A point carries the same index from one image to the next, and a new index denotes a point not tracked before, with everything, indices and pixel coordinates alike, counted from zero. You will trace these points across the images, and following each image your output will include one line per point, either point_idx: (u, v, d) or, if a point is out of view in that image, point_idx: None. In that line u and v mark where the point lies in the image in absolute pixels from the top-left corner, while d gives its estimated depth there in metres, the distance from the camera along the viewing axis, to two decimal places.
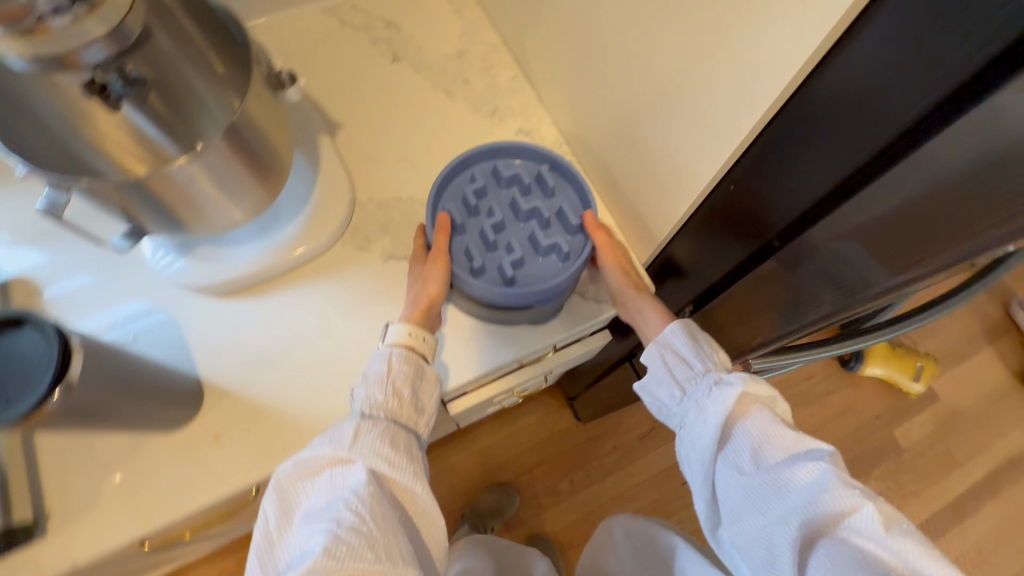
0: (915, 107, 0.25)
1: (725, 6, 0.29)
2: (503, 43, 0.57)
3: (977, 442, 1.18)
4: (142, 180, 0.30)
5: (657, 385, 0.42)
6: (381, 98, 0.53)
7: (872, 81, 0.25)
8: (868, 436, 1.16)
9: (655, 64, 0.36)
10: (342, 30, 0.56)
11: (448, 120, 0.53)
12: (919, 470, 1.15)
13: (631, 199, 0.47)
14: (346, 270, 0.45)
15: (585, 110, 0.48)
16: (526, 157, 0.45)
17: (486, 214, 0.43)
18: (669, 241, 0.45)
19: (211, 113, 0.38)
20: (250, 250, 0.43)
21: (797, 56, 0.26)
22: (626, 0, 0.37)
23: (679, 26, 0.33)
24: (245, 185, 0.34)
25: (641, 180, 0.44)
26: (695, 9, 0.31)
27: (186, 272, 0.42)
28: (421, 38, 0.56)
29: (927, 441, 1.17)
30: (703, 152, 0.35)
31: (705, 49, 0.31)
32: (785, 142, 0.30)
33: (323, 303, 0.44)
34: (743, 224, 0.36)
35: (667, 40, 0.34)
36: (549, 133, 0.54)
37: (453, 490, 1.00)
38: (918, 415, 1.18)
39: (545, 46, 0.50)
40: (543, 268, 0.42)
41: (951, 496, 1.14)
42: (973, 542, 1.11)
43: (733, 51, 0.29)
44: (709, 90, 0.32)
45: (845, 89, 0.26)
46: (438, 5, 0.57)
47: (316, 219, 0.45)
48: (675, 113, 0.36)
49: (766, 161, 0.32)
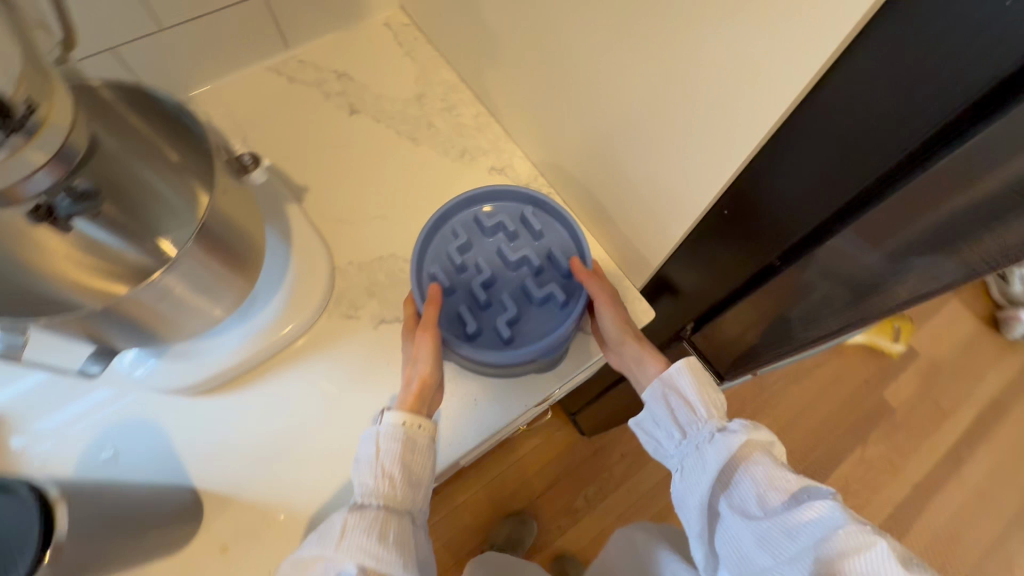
0: (915, 136, 0.25)
1: (703, 41, 0.29)
2: (461, 80, 0.56)
3: (961, 390, 1.23)
4: (111, 307, 0.28)
5: (657, 425, 0.42)
6: (344, 151, 0.51)
7: (866, 108, 0.25)
8: (862, 402, 1.19)
9: (631, 97, 0.36)
10: (292, 87, 0.54)
11: (416, 166, 0.52)
12: (913, 426, 1.18)
13: (621, 230, 0.46)
14: (336, 343, 0.43)
15: (557, 140, 0.48)
16: (506, 203, 0.45)
17: (474, 269, 0.43)
18: (669, 266, 0.44)
19: (172, 210, 0.37)
20: (230, 342, 0.40)
21: (787, 89, 0.26)
22: (592, 36, 0.36)
23: (653, 60, 0.32)
24: (221, 283, 0.33)
25: (629, 211, 0.44)
26: (669, 44, 0.31)
27: (166, 377, 0.39)
28: (377, 85, 0.55)
29: (915, 397, 1.21)
30: (695, 182, 0.35)
31: (686, 83, 0.31)
32: (779, 166, 0.30)
33: (318, 380, 0.42)
34: (741, 246, 0.37)
35: (642, 74, 0.34)
36: (523, 167, 0.53)
37: (468, 528, 0.97)
38: (903, 374, 1.22)
39: (506, 81, 0.50)
40: (540, 317, 0.42)
41: (946, 446, 1.17)
42: (974, 487, 1.15)
43: (717, 85, 0.29)
44: (694, 122, 0.32)
45: (838, 117, 0.26)
46: (389, 50, 0.57)
47: (297, 294, 0.42)
48: (659, 145, 0.36)
49: (759, 186, 0.32)
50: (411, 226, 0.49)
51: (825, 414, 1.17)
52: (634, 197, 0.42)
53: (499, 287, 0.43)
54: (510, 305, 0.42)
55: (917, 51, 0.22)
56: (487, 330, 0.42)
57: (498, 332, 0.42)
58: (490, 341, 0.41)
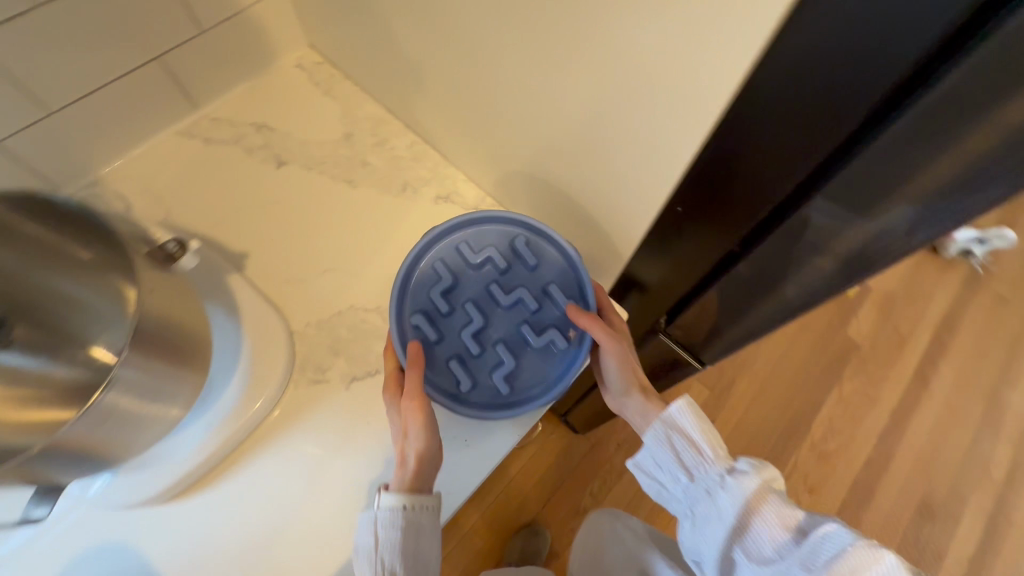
0: (855, 109, 0.25)
1: (643, 38, 0.29)
2: (388, 111, 0.54)
3: (914, 314, 1.30)
4: (48, 446, 0.26)
5: (660, 469, 0.42)
6: (280, 205, 0.49)
7: (805, 90, 0.25)
8: (830, 343, 1.24)
9: (576, 103, 0.36)
10: (209, 148, 0.51)
11: (362, 206, 0.50)
12: (879, 356, 1.24)
13: (587, 234, 0.47)
14: (312, 412, 0.41)
15: (499, 156, 0.48)
16: (492, 233, 0.43)
17: (463, 314, 0.42)
18: (636, 264, 0.45)
19: (86, 316, 0.39)
20: (194, 438, 0.37)
21: (731, 76, 0.27)
22: (524, 49, 0.36)
23: (594, 63, 0.33)
24: (168, 384, 0.31)
25: (591, 215, 0.44)
26: (608, 45, 0.31)
27: (128, 494, 0.36)
28: (299, 131, 0.53)
29: (876, 328, 1.27)
30: (653, 175, 0.36)
31: (631, 81, 0.32)
32: (729, 156, 0.31)
33: (299, 458, 0.40)
34: (700, 238, 0.38)
35: (583, 78, 0.34)
36: (469, 193, 0.52)
37: (482, 552, 0.95)
38: (861, 309, 1.28)
39: (435, 106, 0.49)
40: (539, 365, 0.43)
41: (912, 368, 1.24)
42: (943, 401, 1.22)
43: (663, 80, 0.30)
44: (646, 117, 0.33)
45: (779, 100, 0.27)
46: (306, 93, 0.55)
47: (259, 370, 0.40)
48: (613, 145, 0.37)
49: (711, 178, 0.33)
50: (365, 274, 0.47)
51: (798, 362, 1.21)
52: (601, 197, 0.42)
53: (495, 331, 0.42)
54: (508, 355, 0.42)
55: (848, 26, 0.23)
56: (489, 385, 0.42)
57: (495, 383, 0.42)
58: (488, 394, 0.42)
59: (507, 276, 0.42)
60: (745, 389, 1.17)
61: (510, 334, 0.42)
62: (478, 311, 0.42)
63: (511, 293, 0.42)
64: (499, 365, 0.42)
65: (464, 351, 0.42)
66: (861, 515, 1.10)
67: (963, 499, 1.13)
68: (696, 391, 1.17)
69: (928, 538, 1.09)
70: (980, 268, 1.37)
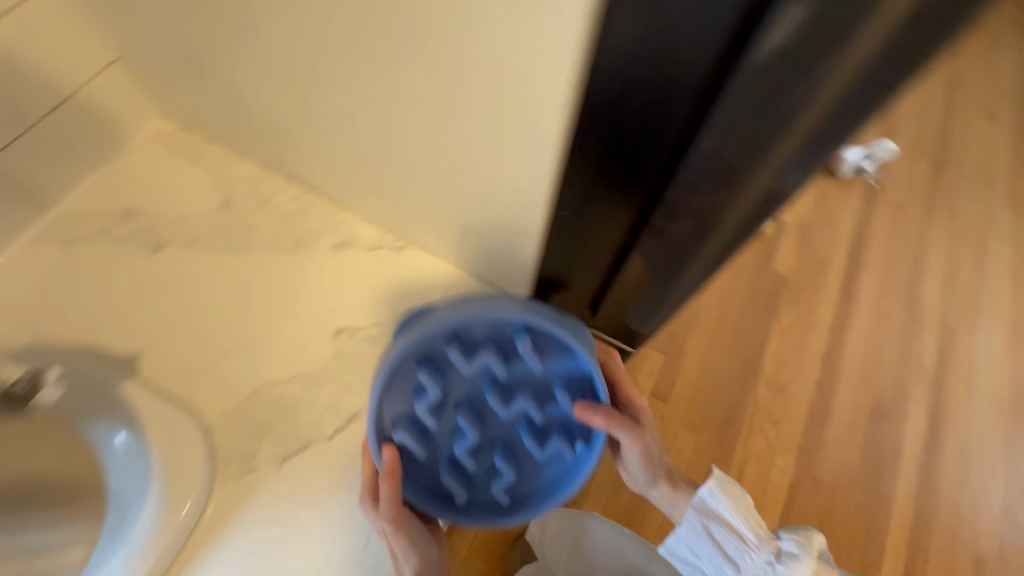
0: (704, 42, 0.31)
1: (479, 24, 0.37)
2: (261, 171, 0.69)
3: (829, 237, 1.39)
4: None
5: (704, 554, 0.58)
6: (179, 288, 0.64)
7: (658, 31, 0.31)
8: (761, 282, 1.31)
9: (443, 99, 0.44)
10: (91, 246, 0.64)
11: (261, 268, 0.65)
12: (807, 283, 1.32)
13: (501, 215, 0.53)
14: (244, 504, 0.56)
15: (392, 168, 0.55)
16: (482, 343, 0.49)
17: (452, 424, 0.50)
18: (563, 224, 0.50)
19: None
20: (128, 553, 0.52)
21: (558, 39, 0.35)
22: (386, 62, 0.44)
23: (446, 61, 0.41)
24: None
25: (491, 196, 0.51)
26: (451, 42, 0.40)
27: None
28: (176, 209, 0.67)
29: (798, 259, 1.36)
30: (529, 143, 0.44)
31: (484, 66, 0.40)
32: (616, 97, 0.36)
33: (244, 548, 0.55)
34: (614, 180, 0.43)
35: (441, 78, 0.43)
36: (364, 231, 0.67)
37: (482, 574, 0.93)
38: (781, 244, 1.36)
39: (309, 151, 0.60)
40: (534, 470, 0.53)
41: (837, 288, 1.33)
42: (870, 311, 1.31)
43: (508, 57, 0.38)
44: (506, 96, 0.41)
45: (635, 43, 0.32)
46: (173, 169, 0.68)
47: (172, 483, 0.54)
48: (487, 126, 0.44)
49: (606, 124, 0.38)
50: (284, 313, 0.64)
51: (737, 307, 1.27)
52: (492, 176, 0.49)
53: (493, 433, 0.51)
54: (506, 462, 0.51)
55: None
56: (472, 479, 0.53)
57: (481, 481, 0.53)
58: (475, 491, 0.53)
59: (516, 388, 0.50)
60: (695, 344, 1.22)
61: (506, 437, 0.52)
62: (475, 414, 0.50)
63: (518, 406, 0.49)
64: (489, 467, 0.52)
65: (462, 453, 0.50)
66: (822, 434, 1.16)
67: (906, 396, 1.22)
68: (652, 358, 1.20)
69: (885, 440, 1.17)
70: (875, 183, 1.49)
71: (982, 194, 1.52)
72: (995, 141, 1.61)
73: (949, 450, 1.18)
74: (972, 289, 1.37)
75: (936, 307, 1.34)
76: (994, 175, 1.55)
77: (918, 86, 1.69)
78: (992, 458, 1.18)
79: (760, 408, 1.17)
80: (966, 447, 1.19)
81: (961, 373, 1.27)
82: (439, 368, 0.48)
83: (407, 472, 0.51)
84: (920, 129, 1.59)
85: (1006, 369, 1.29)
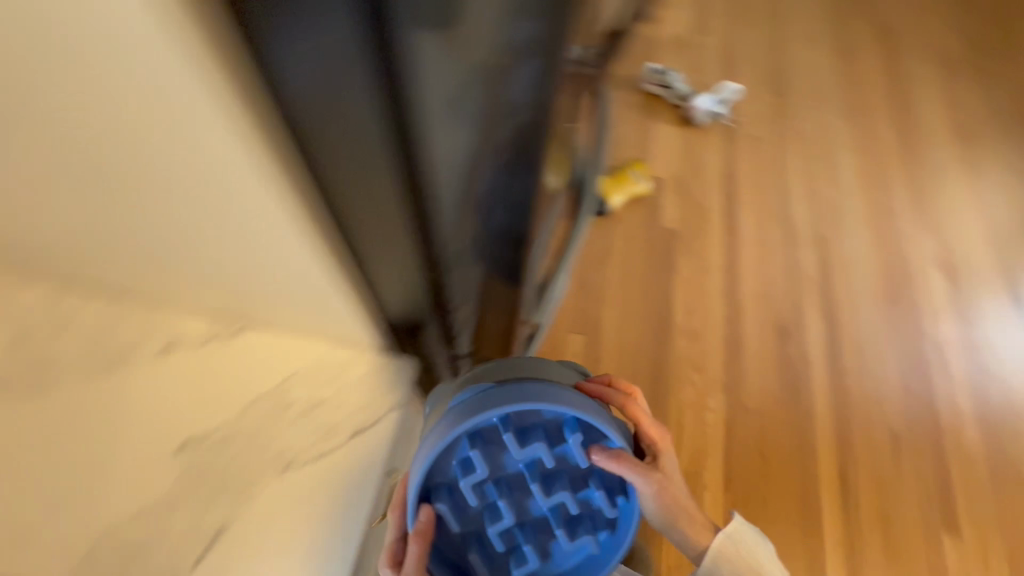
0: (367, 86, 0.36)
1: (176, 135, 0.40)
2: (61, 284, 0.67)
3: (701, 183, 1.50)
4: None
5: None
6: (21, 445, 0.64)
7: (332, 87, 0.36)
8: (654, 241, 1.40)
9: (194, 199, 0.46)
10: None
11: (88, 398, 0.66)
12: (692, 231, 1.42)
13: (311, 271, 0.56)
14: None
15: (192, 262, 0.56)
16: (534, 426, 0.52)
17: (489, 500, 0.54)
18: (371, 253, 0.54)
19: None
20: None
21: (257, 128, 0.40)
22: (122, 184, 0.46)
23: (173, 169, 0.43)
24: None
25: (292, 261, 0.54)
26: (168, 156, 0.42)
27: None
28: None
29: (680, 210, 1.45)
30: (293, 204, 0.47)
31: (211, 165, 0.42)
32: (344, 141, 0.41)
33: None
34: (393, 212, 0.47)
35: (180, 185, 0.45)
36: (193, 332, 0.70)
37: None
38: (663, 201, 1.47)
39: (107, 267, 0.61)
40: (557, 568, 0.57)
41: (721, 226, 1.43)
42: (754, 239, 1.42)
43: (221, 155, 0.41)
44: (246, 181, 0.44)
45: (318, 97, 0.37)
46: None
47: None
48: (251, 210, 0.47)
49: (352, 167, 0.43)
50: (125, 434, 0.65)
51: (635, 271, 1.35)
52: (280, 247, 0.52)
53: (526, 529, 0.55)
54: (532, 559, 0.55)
55: (309, 31, 0.33)
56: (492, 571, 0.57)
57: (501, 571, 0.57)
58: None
59: (557, 486, 0.53)
60: (608, 315, 1.28)
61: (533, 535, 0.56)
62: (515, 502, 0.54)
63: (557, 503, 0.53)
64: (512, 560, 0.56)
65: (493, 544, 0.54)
66: (738, 364, 1.24)
67: (801, 307, 1.33)
68: (572, 340, 1.25)
69: (793, 352, 1.27)
70: (729, 123, 1.61)
71: (821, 110, 1.67)
72: (822, 60, 1.78)
73: (848, 344, 1.29)
74: (833, 196, 1.51)
75: (806, 220, 1.46)
76: (827, 91, 1.72)
77: (750, 25, 1.84)
78: (886, 340, 1.30)
79: (679, 357, 1.24)
80: (861, 337, 1.30)
81: (842, 273, 1.39)
82: (489, 455, 0.52)
83: (437, 540, 0.55)
84: (756, 66, 1.74)
85: (878, 258, 1.42)
